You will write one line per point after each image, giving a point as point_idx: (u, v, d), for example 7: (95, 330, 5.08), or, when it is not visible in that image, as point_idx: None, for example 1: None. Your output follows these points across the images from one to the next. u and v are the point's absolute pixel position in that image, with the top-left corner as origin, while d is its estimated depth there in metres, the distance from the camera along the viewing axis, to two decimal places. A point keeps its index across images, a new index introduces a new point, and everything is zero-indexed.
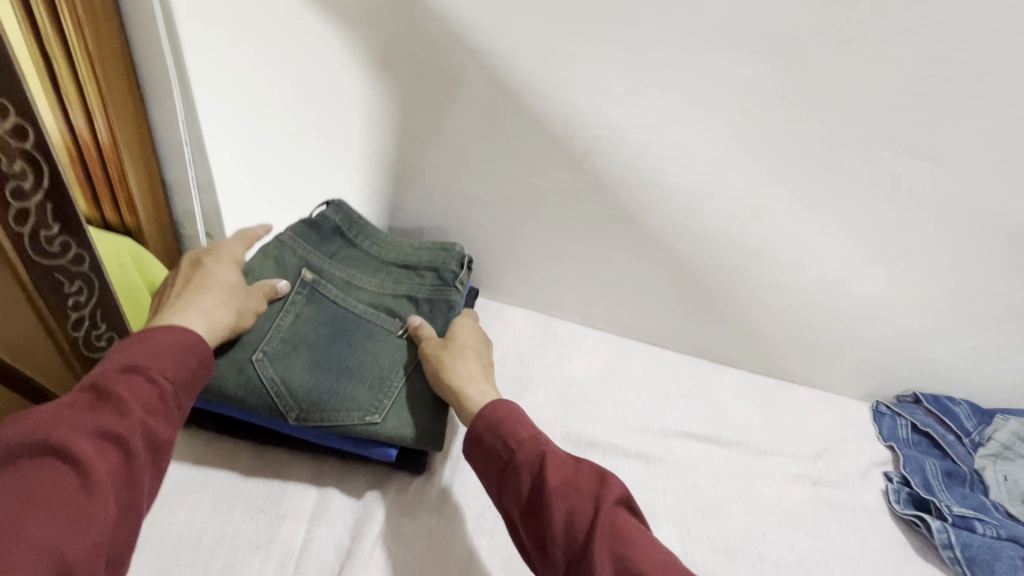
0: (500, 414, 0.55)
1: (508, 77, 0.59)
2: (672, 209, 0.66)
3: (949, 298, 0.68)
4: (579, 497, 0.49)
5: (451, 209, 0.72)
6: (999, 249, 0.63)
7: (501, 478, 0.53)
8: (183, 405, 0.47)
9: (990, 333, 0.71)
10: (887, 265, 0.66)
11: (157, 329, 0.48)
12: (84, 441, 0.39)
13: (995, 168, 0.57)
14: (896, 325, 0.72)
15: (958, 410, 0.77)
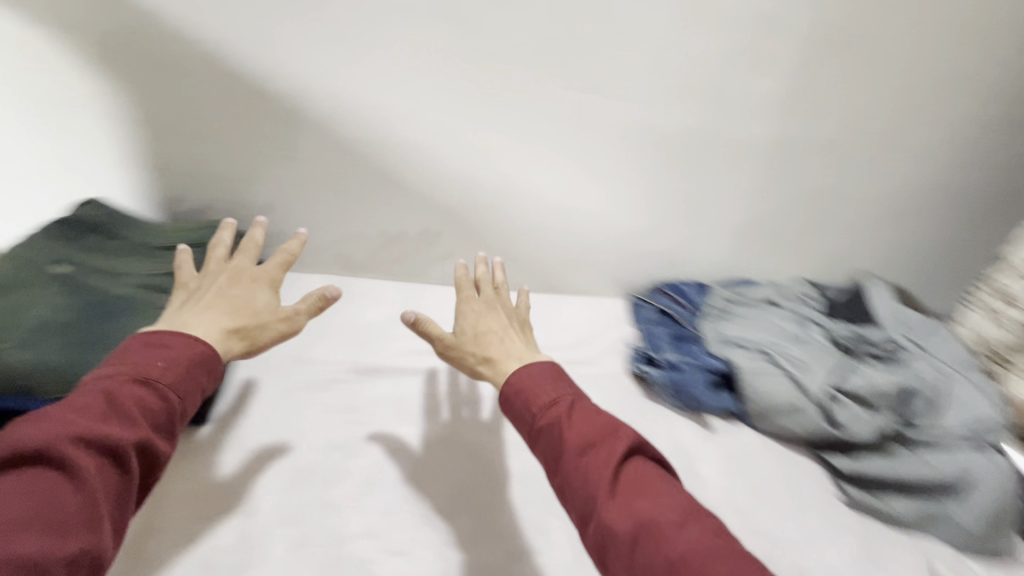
0: (525, 384, 0.67)
1: (225, 63, 0.87)
2: (416, 162, 1.00)
3: (636, 194, 1.10)
4: (600, 451, 0.59)
5: (224, 188, 1.00)
6: (668, 156, 1.06)
7: (530, 432, 0.65)
8: (180, 422, 0.59)
9: (681, 213, 1.14)
10: (605, 180, 1.07)
11: (174, 347, 0.61)
12: (90, 454, 0.49)
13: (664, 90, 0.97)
14: (605, 220, 1.13)
15: (688, 290, 1.22)
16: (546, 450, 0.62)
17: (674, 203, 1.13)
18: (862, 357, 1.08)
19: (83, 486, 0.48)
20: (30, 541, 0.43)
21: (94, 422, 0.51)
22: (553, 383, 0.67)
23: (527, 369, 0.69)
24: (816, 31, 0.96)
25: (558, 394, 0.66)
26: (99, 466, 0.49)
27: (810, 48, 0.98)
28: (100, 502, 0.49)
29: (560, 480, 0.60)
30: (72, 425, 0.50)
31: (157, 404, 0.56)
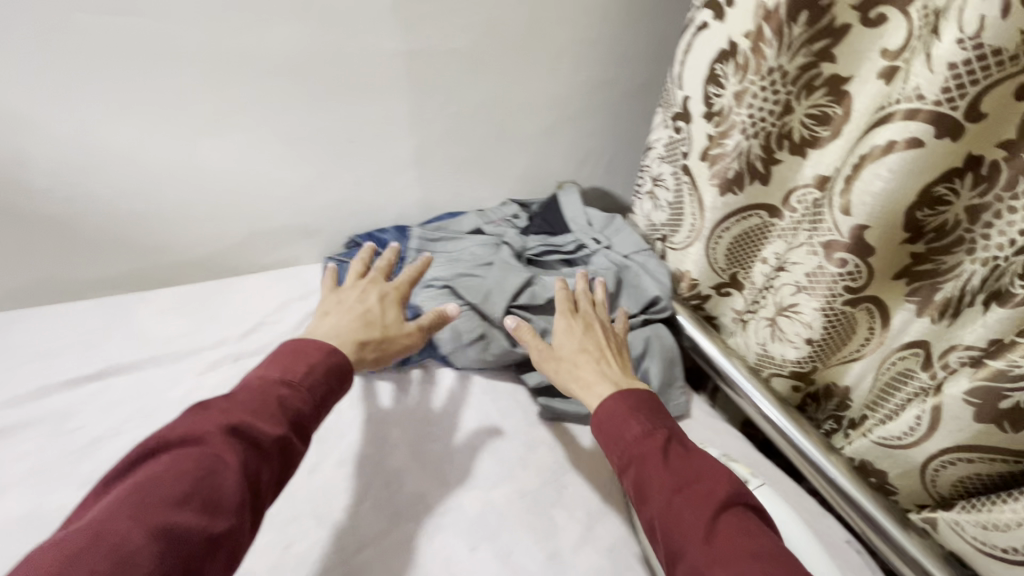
0: (629, 403, 0.57)
1: None
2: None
3: (302, 169, 0.76)
4: (687, 497, 0.49)
5: None
6: (396, 127, 0.78)
7: (618, 468, 0.55)
8: (315, 422, 0.50)
9: (404, 152, 0.81)
10: (299, 161, 0.75)
11: (312, 346, 0.54)
12: (230, 446, 0.43)
13: (308, 50, 0.67)
14: (258, 201, 0.77)
15: (386, 237, 0.84)
16: (636, 482, 0.52)
17: (458, 160, 0.87)
18: (547, 270, 0.82)
19: (252, 473, 0.43)
20: (187, 513, 0.38)
21: (247, 415, 0.45)
22: (644, 415, 0.56)
23: (632, 394, 0.59)
24: (622, 47, 0.87)
25: (654, 426, 0.55)
26: (241, 456, 0.42)
27: (647, 48, 0.88)
28: (266, 488, 0.44)
29: (650, 517, 0.50)
30: (264, 418, 0.46)
31: (298, 402, 0.48)
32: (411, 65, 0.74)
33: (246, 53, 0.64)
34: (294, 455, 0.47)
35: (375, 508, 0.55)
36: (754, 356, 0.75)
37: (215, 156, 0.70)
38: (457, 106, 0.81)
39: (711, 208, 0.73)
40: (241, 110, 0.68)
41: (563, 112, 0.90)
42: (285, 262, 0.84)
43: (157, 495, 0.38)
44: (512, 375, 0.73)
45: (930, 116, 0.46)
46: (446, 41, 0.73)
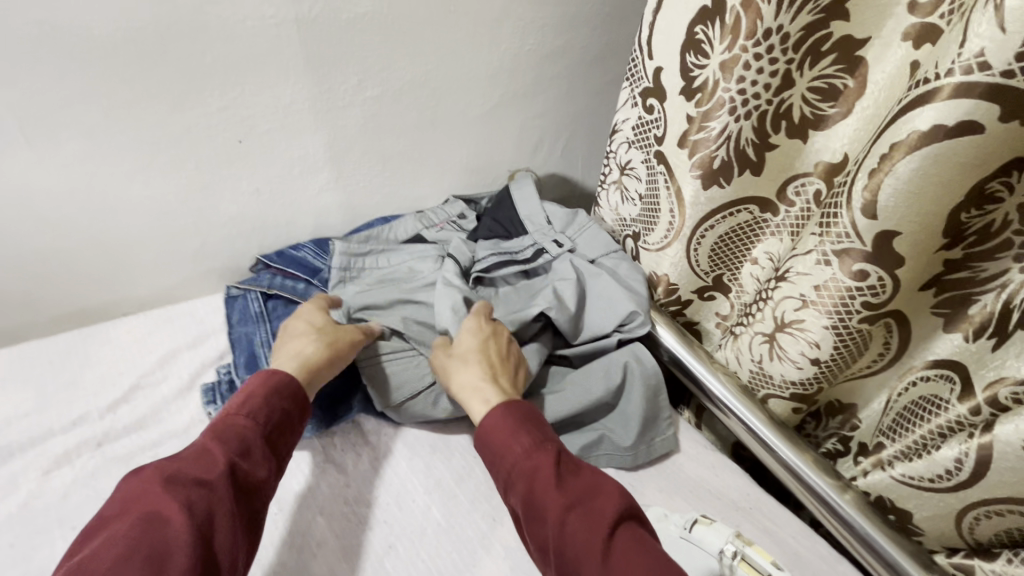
0: (516, 414, 0.48)
1: None
2: None
3: (179, 179, 0.59)
4: (583, 514, 0.41)
5: None
6: (300, 118, 0.61)
7: (504, 492, 0.46)
8: (280, 444, 0.46)
9: (314, 149, 0.65)
10: (173, 170, 0.58)
11: (253, 376, 0.49)
12: (169, 496, 0.38)
13: (155, 21, 0.49)
14: (125, 224, 0.59)
15: (301, 255, 0.68)
16: (525, 501, 0.43)
17: (384, 153, 0.71)
18: (501, 286, 0.69)
19: (200, 514, 0.38)
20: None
21: (185, 463, 0.41)
22: (536, 424, 0.48)
23: (519, 402, 0.50)
24: (574, 8, 0.72)
25: (541, 437, 0.47)
26: (183, 504, 0.38)
27: (604, 8, 0.74)
28: (226, 527, 0.39)
29: (541, 541, 0.42)
30: (202, 460, 0.41)
31: (241, 431, 0.44)
32: (304, 35, 0.56)
33: (60, 26, 0.46)
34: (253, 484, 0.43)
35: None
36: (747, 372, 0.65)
37: (48, 171, 0.52)
38: (377, 88, 0.64)
39: (692, 205, 0.61)
40: (69, 106, 0.50)
41: (509, 91, 0.75)
42: (175, 293, 0.67)
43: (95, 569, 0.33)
44: (469, 423, 0.59)
45: (989, 92, 0.35)
46: (351, 4, 0.57)
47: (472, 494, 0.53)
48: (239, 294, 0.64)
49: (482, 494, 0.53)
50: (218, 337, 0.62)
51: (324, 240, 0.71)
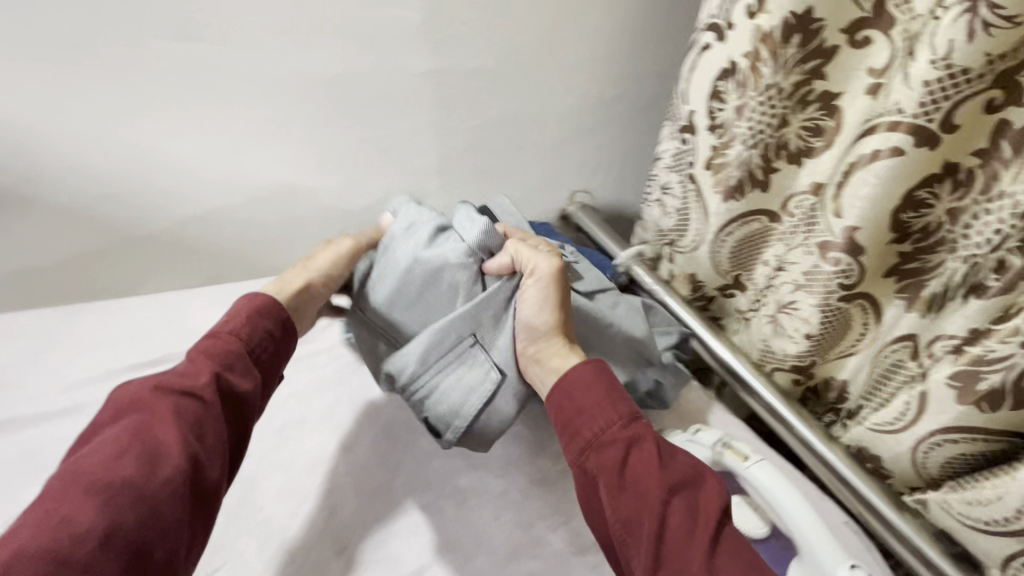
0: (614, 390, 0.56)
1: None
2: (44, 179, 0.68)
3: (340, 175, 0.83)
4: (681, 499, 0.49)
5: None
6: (424, 139, 0.85)
7: (595, 454, 0.53)
8: (260, 360, 0.55)
9: (431, 161, 0.88)
10: (338, 170, 0.82)
11: (241, 297, 0.57)
12: (162, 406, 0.48)
13: (347, 70, 0.74)
14: (299, 205, 0.83)
15: None
16: (619, 472, 0.51)
17: (478, 167, 0.93)
18: None
19: (188, 422, 0.48)
20: (128, 466, 0.44)
21: (177, 378, 0.50)
22: (626, 399, 0.56)
23: (608, 373, 0.57)
24: (630, 66, 0.93)
25: (640, 419, 0.54)
26: (175, 412, 0.47)
27: (654, 67, 0.95)
28: (211, 431, 0.49)
29: (628, 509, 0.49)
30: (190, 375, 0.50)
31: (223, 350, 0.52)
32: (436, 81, 0.80)
33: (293, 72, 0.71)
34: (237, 396, 0.52)
35: (419, 478, 0.62)
36: (758, 351, 0.80)
37: (262, 165, 0.77)
38: (479, 120, 0.88)
39: (715, 215, 0.78)
40: (286, 124, 0.75)
41: (575, 126, 0.97)
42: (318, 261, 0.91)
43: (99, 458, 0.44)
44: None
45: (910, 128, 0.52)
46: (470, 62, 0.80)
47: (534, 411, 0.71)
48: None
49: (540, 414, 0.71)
50: None
51: None
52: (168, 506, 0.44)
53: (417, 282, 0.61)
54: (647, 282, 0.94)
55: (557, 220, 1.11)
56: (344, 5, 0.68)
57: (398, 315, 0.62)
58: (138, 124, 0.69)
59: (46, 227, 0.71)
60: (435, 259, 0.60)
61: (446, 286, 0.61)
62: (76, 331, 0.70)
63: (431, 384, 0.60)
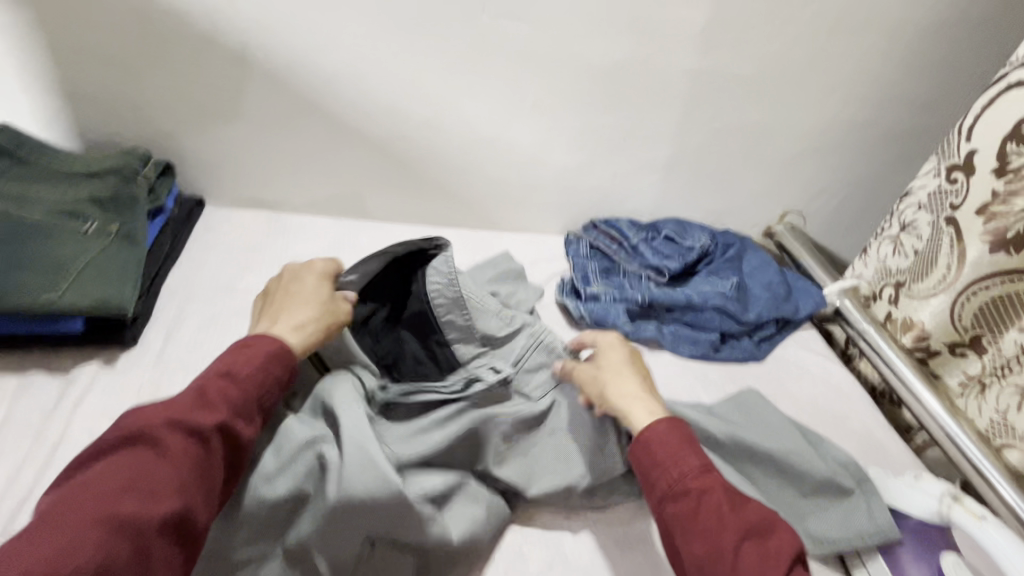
0: (675, 437, 0.51)
1: (246, 44, 0.72)
2: (345, 92, 0.77)
3: (580, 152, 0.89)
4: (754, 545, 0.45)
5: (186, 150, 0.80)
6: (666, 135, 0.90)
7: (666, 505, 0.49)
8: (269, 405, 0.50)
9: (662, 158, 0.93)
10: (581, 148, 0.89)
11: (252, 342, 0.51)
12: (175, 436, 0.43)
13: (631, 59, 0.80)
14: (533, 174, 0.91)
15: (622, 225, 0.97)
16: (686, 520, 0.47)
17: (701, 170, 0.96)
18: (761, 306, 0.88)
19: (190, 462, 0.43)
20: (130, 501, 0.39)
21: (184, 409, 0.45)
22: (698, 450, 0.51)
23: (684, 428, 0.52)
24: (885, 92, 0.90)
25: (709, 462, 0.50)
26: (182, 448, 0.43)
27: (911, 96, 0.92)
28: (212, 475, 0.44)
29: (696, 552, 0.46)
30: (203, 409, 0.45)
31: (238, 393, 0.47)
32: (694, 81, 0.84)
33: (578, 56, 0.78)
34: (239, 438, 0.46)
35: None
36: (987, 421, 0.76)
37: (524, 134, 0.85)
38: (719, 124, 0.90)
39: (974, 264, 0.74)
40: (561, 98, 0.82)
41: (809, 145, 0.96)
42: (534, 227, 0.98)
43: (102, 489, 0.39)
44: (721, 372, 0.81)
45: None
46: (736, 66, 0.83)
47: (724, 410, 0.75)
48: (573, 240, 0.97)
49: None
50: (558, 262, 0.94)
51: (636, 222, 0.98)
52: (158, 546, 0.39)
53: (268, 514, 0.48)
54: (857, 321, 0.90)
55: (760, 237, 1.09)
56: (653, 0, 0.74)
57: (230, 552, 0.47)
58: (445, 79, 0.78)
59: (340, 147, 0.83)
60: (283, 489, 0.48)
61: (291, 519, 0.48)
62: (357, 241, 0.87)
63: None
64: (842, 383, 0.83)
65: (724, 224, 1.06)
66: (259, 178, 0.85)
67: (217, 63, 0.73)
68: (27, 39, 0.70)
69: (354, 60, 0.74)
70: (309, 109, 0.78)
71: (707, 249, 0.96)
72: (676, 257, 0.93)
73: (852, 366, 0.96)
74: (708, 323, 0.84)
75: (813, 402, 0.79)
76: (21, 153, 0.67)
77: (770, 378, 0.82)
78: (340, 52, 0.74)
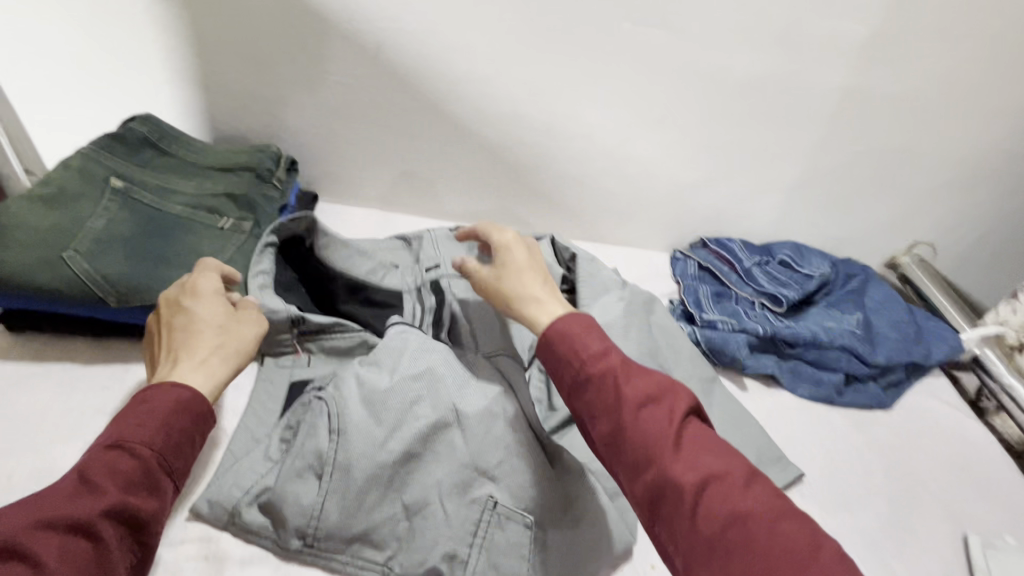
0: (573, 323, 0.48)
1: (375, 43, 0.71)
2: (467, 94, 0.75)
3: (700, 167, 0.84)
4: (656, 409, 0.42)
5: (303, 145, 0.81)
6: (796, 154, 0.83)
7: (581, 401, 0.45)
8: (176, 469, 0.43)
9: (786, 178, 0.86)
10: (701, 164, 0.84)
11: (152, 389, 0.44)
12: (45, 537, 0.36)
13: (773, 71, 0.74)
14: (646, 188, 0.86)
15: (734, 246, 0.91)
16: (596, 401, 0.44)
17: (828, 193, 0.89)
18: (887, 347, 0.81)
19: (74, 565, 0.36)
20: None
21: (58, 503, 0.37)
22: (602, 334, 0.48)
23: (581, 314, 0.49)
24: None
25: (609, 344, 0.47)
26: (55, 552, 0.35)
27: None
28: (104, 573, 0.37)
29: (606, 434, 0.43)
30: (75, 498, 0.38)
31: (133, 465, 0.40)
32: (839, 98, 0.77)
33: (722, 68, 0.73)
34: (138, 517, 0.39)
35: None
36: None
37: (643, 147, 0.81)
38: (858, 146, 0.83)
39: None
40: (690, 111, 0.77)
41: (956, 173, 0.86)
42: (636, 241, 0.94)
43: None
44: (845, 418, 0.75)
45: None
46: (889, 84, 0.76)
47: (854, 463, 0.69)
48: (680, 258, 0.92)
49: (857, 461, 0.69)
50: (665, 283, 0.90)
51: (749, 243, 0.92)
52: None
53: (390, 474, 0.49)
54: (1001, 374, 0.81)
55: (879, 267, 1.00)
56: (809, 9, 0.68)
57: (363, 524, 0.49)
58: (571, 85, 0.74)
59: (454, 150, 0.81)
60: (398, 447, 0.49)
61: (407, 482, 0.49)
62: None
63: (470, 566, 0.46)
64: (981, 442, 0.75)
65: (842, 252, 0.98)
66: (371, 178, 0.85)
67: (346, 62, 0.73)
68: (175, 30, 0.71)
69: (487, 64, 0.72)
70: (431, 111, 0.77)
71: (827, 278, 0.89)
72: (794, 285, 0.87)
73: (986, 419, 0.87)
74: (833, 363, 0.78)
75: (951, 459, 0.72)
76: (163, 144, 0.69)
77: (900, 428, 0.75)
78: (469, 54, 0.71)
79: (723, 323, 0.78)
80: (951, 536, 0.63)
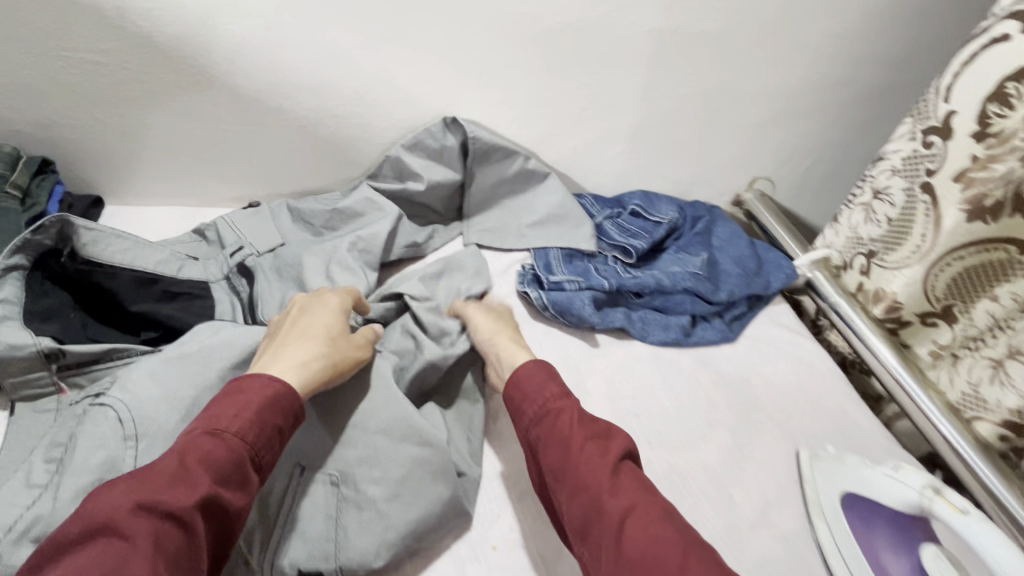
0: (528, 373, 0.57)
1: (120, 12, 0.59)
2: (256, 64, 0.66)
3: (535, 125, 0.81)
4: (598, 442, 0.50)
5: (67, 143, 0.68)
6: (628, 101, 0.82)
7: (532, 442, 0.53)
8: (262, 463, 0.46)
9: (623, 127, 0.85)
10: (536, 122, 0.80)
11: (250, 380, 0.48)
12: (148, 518, 0.38)
13: (585, 16, 0.70)
14: None
15: (584, 201, 0.90)
16: (549, 435, 0.52)
17: (666, 139, 0.89)
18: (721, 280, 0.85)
19: (167, 550, 0.38)
20: None
21: (160, 488, 0.39)
22: (559, 379, 0.57)
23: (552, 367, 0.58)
24: (859, 47, 0.84)
25: (569, 389, 0.56)
26: (156, 532, 0.38)
27: (886, 50, 0.86)
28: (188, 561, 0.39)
29: (554, 461, 0.51)
30: (177, 483, 0.40)
31: (226, 457, 0.43)
32: (657, 41, 0.76)
33: (530, 15, 0.69)
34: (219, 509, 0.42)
35: None
36: (958, 394, 0.76)
37: (471, 109, 0.76)
38: (683, 89, 0.83)
39: (949, 232, 0.71)
40: (509, 66, 0.73)
41: (777, 108, 0.90)
42: None
43: None
44: (695, 360, 0.76)
45: None
46: (699, 23, 0.75)
47: (699, 400, 0.71)
48: None
49: (703, 400, 0.71)
50: None
51: (600, 197, 0.92)
52: None
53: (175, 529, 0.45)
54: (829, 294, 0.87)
55: (726, 206, 1.04)
56: None
57: None
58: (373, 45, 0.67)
59: (258, 131, 0.72)
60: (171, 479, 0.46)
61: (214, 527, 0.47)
62: None
63: None
64: (812, 359, 0.80)
65: (691, 195, 1.00)
66: (164, 171, 0.73)
67: (89, 38, 0.60)
68: None
69: (266, 26, 0.63)
70: (215, 88, 0.67)
71: (675, 223, 0.90)
72: (643, 234, 0.87)
73: (821, 338, 0.94)
74: (679, 307, 0.80)
75: (787, 380, 0.76)
76: None
77: (745, 360, 0.78)
78: (242, 17, 0.62)
79: (571, 283, 0.77)
80: (787, 453, 0.67)
